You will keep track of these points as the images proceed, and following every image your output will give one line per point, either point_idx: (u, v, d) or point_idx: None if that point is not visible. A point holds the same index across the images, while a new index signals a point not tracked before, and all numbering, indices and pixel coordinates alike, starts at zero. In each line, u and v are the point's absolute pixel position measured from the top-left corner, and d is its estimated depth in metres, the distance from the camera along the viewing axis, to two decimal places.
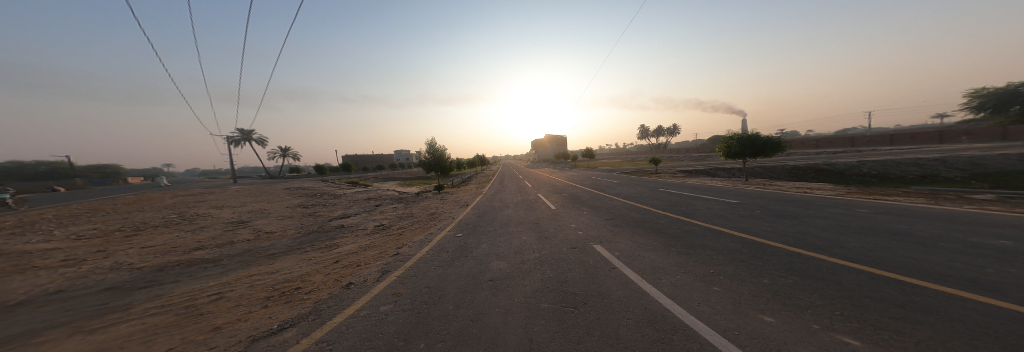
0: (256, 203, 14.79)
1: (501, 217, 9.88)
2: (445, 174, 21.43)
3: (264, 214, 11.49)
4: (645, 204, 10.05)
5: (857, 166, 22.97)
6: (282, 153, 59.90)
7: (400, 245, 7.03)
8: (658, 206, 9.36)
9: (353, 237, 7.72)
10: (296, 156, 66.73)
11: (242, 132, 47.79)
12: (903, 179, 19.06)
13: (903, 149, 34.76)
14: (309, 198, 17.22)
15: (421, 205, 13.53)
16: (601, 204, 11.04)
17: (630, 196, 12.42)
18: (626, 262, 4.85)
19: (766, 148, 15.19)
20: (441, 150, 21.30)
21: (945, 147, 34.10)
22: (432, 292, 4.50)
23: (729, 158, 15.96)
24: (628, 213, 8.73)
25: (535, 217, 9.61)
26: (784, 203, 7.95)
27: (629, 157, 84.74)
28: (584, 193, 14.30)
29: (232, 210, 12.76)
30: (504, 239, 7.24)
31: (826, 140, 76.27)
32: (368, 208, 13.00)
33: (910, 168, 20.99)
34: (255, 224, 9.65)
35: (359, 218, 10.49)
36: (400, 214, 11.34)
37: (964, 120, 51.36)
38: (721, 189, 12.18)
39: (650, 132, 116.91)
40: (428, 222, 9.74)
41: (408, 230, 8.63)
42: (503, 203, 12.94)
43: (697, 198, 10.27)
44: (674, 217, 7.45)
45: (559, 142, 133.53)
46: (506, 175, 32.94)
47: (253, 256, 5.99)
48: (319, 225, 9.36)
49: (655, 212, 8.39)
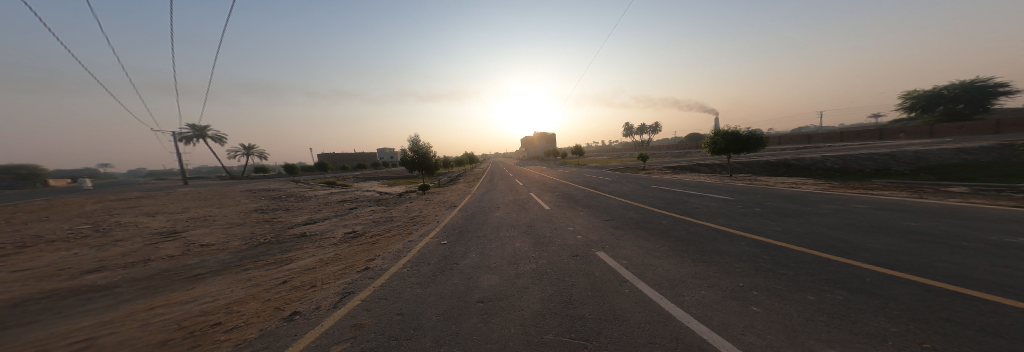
0: (205, 209, 12.87)
1: (489, 220, 9.07)
2: (426, 172, 20.15)
3: (209, 222, 9.83)
4: (640, 202, 9.63)
5: (822, 160, 24.35)
6: (246, 152, 55.15)
7: (372, 257, 5.95)
8: (655, 205, 8.93)
9: (313, 248, 6.50)
10: (262, 155, 61.50)
11: (197, 128, 43.25)
12: (861, 173, 20.36)
13: (853, 145, 37.79)
14: (271, 201, 15.38)
15: (401, 208, 12.30)
16: (594, 203, 10.52)
17: (622, 194, 12.00)
18: (639, 274, 4.30)
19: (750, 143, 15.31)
20: (422, 147, 19.92)
21: (890, 143, 37.44)
22: (403, 322, 3.59)
23: (714, 154, 16.08)
24: (626, 213, 8.19)
25: (526, 219, 8.86)
26: (782, 200, 7.72)
27: (609, 153, 86.54)
28: (575, 192, 13.78)
29: (172, 217, 10.94)
30: (494, 247, 6.41)
31: (785, 137, 82.09)
32: (339, 212, 11.57)
33: (868, 162, 22.49)
34: (192, 235, 8.09)
35: (326, 224, 9.15)
36: (376, 218, 10.09)
37: (901, 119, 56.98)
38: (712, 186, 12.05)
39: (628, 129, 120.26)
40: (407, 228, 8.62)
41: (383, 238, 7.51)
42: (491, 205, 12.05)
43: (692, 195, 9.97)
44: (676, 217, 6.98)
45: (541, 140, 133.97)
46: (491, 174, 31.91)
47: (169, 280, 4.86)
48: (274, 234, 7.99)
49: (654, 212, 7.90)
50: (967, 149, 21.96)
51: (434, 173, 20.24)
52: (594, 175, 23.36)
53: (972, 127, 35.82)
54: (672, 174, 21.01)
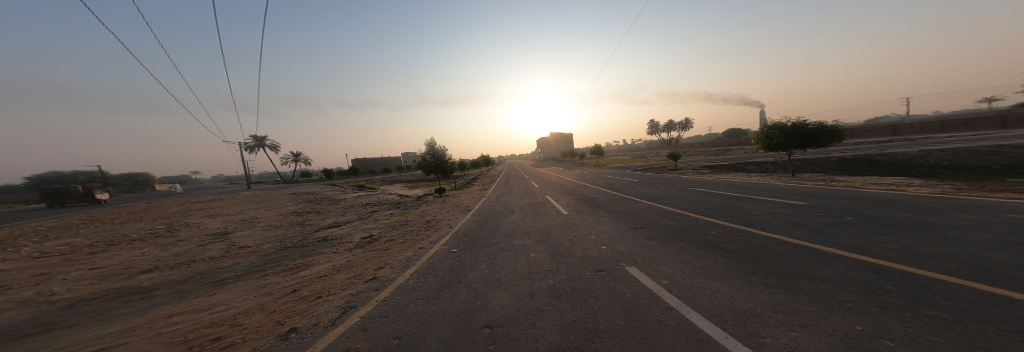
0: (249, 211, 13.89)
1: (506, 226, 8.40)
2: (441, 175, 20.21)
3: (248, 224, 10.45)
4: (679, 207, 8.28)
5: (914, 155, 20.03)
6: (297, 159, 61.20)
7: (381, 266, 5.65)
8: (697, 210, 7.56)
9: (330, 254, 6.41)
10: (308, 161, 67.46)
11: (257, 138, 48.88)
12: (972, 172, 16.25)
13: (954, 137, 30.86)
14: (306, 204, 16.30)
15: (417, 212, 12.22)
16: (624, 207, 9.36)
17: (656, 197, 10.60)
18: (688, 299, 3.26)
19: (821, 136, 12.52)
20: (437, 150, 20.08)
21: (1012, 132, 29.89)
22: (398, 349, 3.03)
23: (768, 151, 13.44)
24: (661, 220, 7.00)
25: (544, 225, 8.05)
26: (875, 207, 5.99)
27: (641, 153, 81.37)
28: (602, 194, 12.59)
29: (219, 219, 11.84)
30: (507, 257, 5.73)
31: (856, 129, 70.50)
32: (361, 215, 11.82)
33: (983, 156, 17.96)
34: (232, 237, 8.57)
35: (347, 228, 9.25)
36: (393, 222, 10.06)
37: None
38: (768, 187, 10.16)
39: (663, 127, 112.39)
40: (421, 232, 8.36)
41: (397, 244, 7.25)
42: (508, 209, 11.40)
43: (745, 199, 8.36)
44: (728, 226, 5.68)
45: (569, 141, 130.91)
46: (513, 176, 31.37)
47: (197, 284, 4.92)
48: (301, 238, 8.17)
49: (696, 219, 6.63)
50: None
51: (448, 175, 20.27)
52: (621, 175, 21.66)
53: None
54: (714, 174, 18.64)
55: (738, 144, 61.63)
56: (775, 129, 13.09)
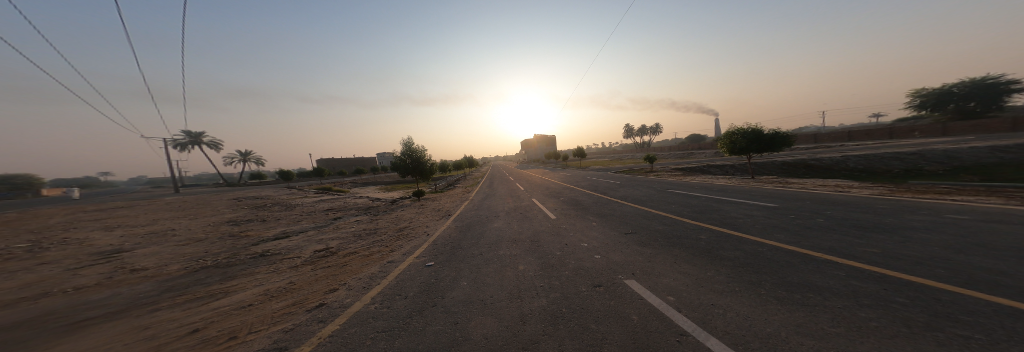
0: (174, 221, 11.57)
1: (487, 233, 7.70)
2: (419, 177, 18.72)
3: (165, 238, 8.51)
4: (662, 210, 8.28)
5: (843, 160, 22.84)
6: (243, 158, 54.37)
7: (334, 288, 4.59)
8: (683, 213, 7.54)
9: (265, 273, 5.13)
10: (257, 161, 60.16)
11: (192, 134, 42.48)
12: (887, 174, 18.89)
13: (865, 145, 36.21)
14: (252, 210, 14.11)
15: (390, 218, 10.97)
16: (608, 211, 9.16)
17: (637, 200, 10.64)
18: (700, 320, 2.89)
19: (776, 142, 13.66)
20: (414, 151, 18.60)
21: (907, 141, 35.77)
22: None
23: (733, 154, 14.34)
24: (649, 225, 6.82)
25: (529, 232, 7.49)
26: (842, 209, 6.33)
27: (610, 156, 85.03)
28: (583, 197, 12.42)
29: (128, 232, 9.61)
30: (492, 272, 5.03)
31: (790, 136, 80.40)
32: (320, 223, 10.28)
33: (894, 161, 20.94)
34: (133, 255, 6.77)
35: (297, 240, 7.81)
36: (357, 231, 8.77)
37: (910, 117, 55.39)
38: (738, 189, 10.67)
39: (629, 131, 118.78)
40: (392, 243, 7.26)
41: (358, 257, 6.15)
42: (490, 213, 10.67)
43: (722, 201, 8.59)
44: (718, 231, 5.61)
45: (542, 143, 132.84)
46: (491, 178, 30.51)
47: (44, 328, 3.50)
48: (228, 254, 6.63)
49: (685, 223, 6.54)
50: (1002, 145, 20.32)
51: (427, 177, 18.86)
52: (600, 178, 21.98)
53: (991, 124, 34.20)
54: (684, 176, 19.59)
55: (696, 149, 66.95)
56: (738, 135, 14.08)
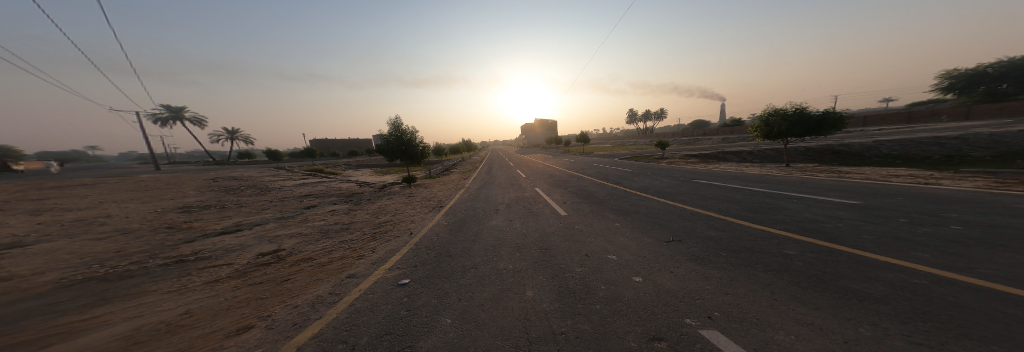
0: (122, 204, 9.95)
1: (485, 237, 6.12)
2: (407, 161, 16.94)
3: (89, 229, 6.90)
4: (702, 207, 6.65)
5: (872, 146, 21.07)
6: (232, 137, 52.30)
7: (247, 325, 3.01)
8: (731, 212, 5.88)
9: (162, 294, 3.58)
10: (247, 140, 57.34)
11: (171, 108, 40.14)
12: (925, 162, 17.17)
13: (887, 129, 34.12)
14: (220, 194, 12.48)
15: (371, 208, 9.39)
16: (630, 206, 7.55)
17: (661, 192, 8.97)
18: None
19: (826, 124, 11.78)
20: (400, 131, 16.69)
21: (930, 125, 33.80)
22: None
23: (767, 139, 12.58)
24: (694, 229, 5.17)
25: (538, 238, 5.91)
26: (960, 212, 4.67)
27: (613, 142, 82.93)
28: (594, 188, 10.80)
29: (54, 218, 7.99)
30: (491, 312, 3.43)
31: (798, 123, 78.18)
32: (288, 212, 8.72)
33: (931, 146, 19.17)
34: (22, 255, 5.17)
35: (247, 235, 6.25)
36: (328, 224, 7.29)
37: (928, 100, 52.97)
38: (781, 179, 9.00)
39: (632, 116, 115.10)
40: (364, 244, 5.72)
41: (310, 267, 4.59)
42: (486, 207, 9.03)
43: (773, 194, 6.90)
44: (807, 243, 3.93)
45: (541, 127, 130.05)
46: (489, 164, 28.69)
47: None
48: (144, 255, 5.05)
49: (744, 228, 4.89)
50: None
51: (416, 160, 17.06)
52: (608, 165, 20.24)
53: (1017, 108, 32.40)
54: (702, 164, 17.84)
55: (702, 135, 64.69)
56: (777, 116, 12.26)
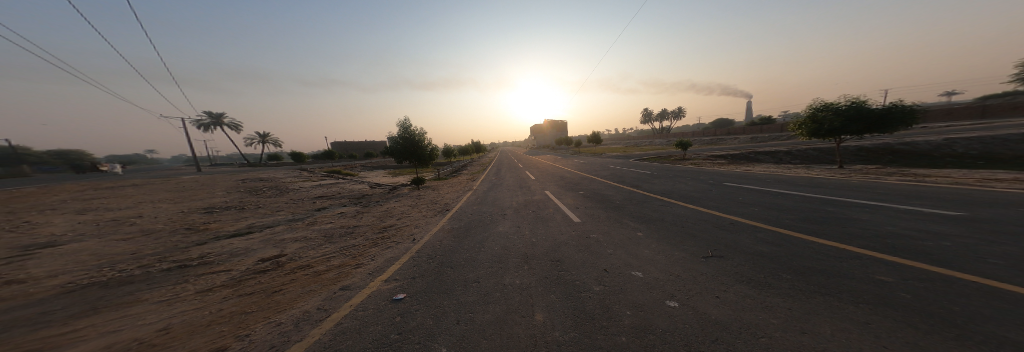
0: (153, 205, 10.40)
1: (490, 248, 5.68)
2: (418, 163, 16.89)
3: (116, 229, 7.11)
4: (742, 214, 5.79)
5: (937, 145, 18.55)
6: (263, 140, 55.50)
7: (222, 346, 2.70)
8: (781, 223, 5.00)
9: (150, 305, 3.36)
10: (275, 142, 60.81)
11: (213, 113, 43.39)
12: (1006, 163, 14.81)
13: (951, 126, 30.19)
14: (242, 195, 12.90)
15: (379, 211, 9.25)
16: (654, 212, 6.78)
17: (690, 196, 8.09)
18: None
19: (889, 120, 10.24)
20: (412, 133, 16.68)
21: (1005, 121, 29.57)
22: None
23: (816, 137, 11.19)
24: (737, 242, 4.38)
25: (547, 249, 5.36)
26: None
27: (631, 142, 80.06)
28: (613, 191, 10.04)
29: (91, 218, 8.38)
30: (494, 340, 2.92)
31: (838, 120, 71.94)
32: (298, 215, 8.81)
33: (1012, 144, 16.58)
34: (47, 257, 5.28)
35: (253, 239, 6.19)
36: (333, 228, 7.21)
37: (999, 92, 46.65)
38: (834, 183, 7.83)
39: (652, 115, 110.69)
40: (364, 251, 5.58)
41: (305, 276, 4.32)
42: (496, 212, 8.57)
43: (831, 201, 5.89)
44: (899, 268, 3.09)
45: (557, 127, 128.34)
46: (502, 165, 28.29)
47: None
48: (152, 259, 4.98)
49: (803, 242, 4.05)
50: None
51: (427, 161, 16.98)
52: (626, 166, 19.15)
53: None
54: (733, 165, 16.41)
55: (728, 134, 60.88)
56: (828, 112, 10.85)
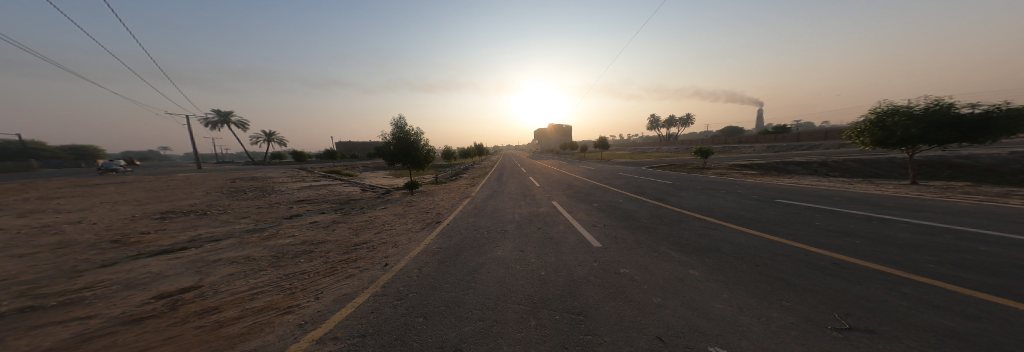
0: (110, 207, 9.16)
1: (483, 290, 4.17)
2: (414, 166, 15.57)
3: (31, 240, 5.79)
4: (834, 248, 4.14)
5: (994, 160, 16.53)
6: (268, 138, 55.56)
7: None
8: (922, 272, 3.29)
9: None
10: (280, 141, 60.73)
11: (218, 112, 43.40)
12: None
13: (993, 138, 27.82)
14: (218, 196, 11.66)
15: (357, 222, 7.84)
16: (698, 236, 5.17)
17: (736, 214, 6.46)
18: None
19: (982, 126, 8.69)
20: (407, 133, 15.39)
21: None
22: None
23: (881, 145, 9.73)
24: (876, 303, 2.74)
25: (567, 298, 3.78)
26: None
27: (639, 148, 77.66)
28: (633, 205, 8.45)
29: (22, 222, 7.14)
30: None
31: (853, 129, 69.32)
32: (261, 224, 7.44)
33: None
34: None
35: (176, 260, 4.75)
36: (289, 245, 5.78)
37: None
38: (934, 207, 6.05)
39: (661, 121, 107.99)
40: (311, 283, 4.11)
41: (195, 331, 2.84)
42: (494, 228, 7.01)
43: (966, 236, 4.16)
44: None
45: (564, 132, 126.70)
46: (504, 169, 26.62)
47: None
48: (14, 291, 3.58)
49: (1010, 317, 2.39)
50: None
51: (423, 164, 15.65)
52: (640, 174, 17.50)
53: None
54: (763, 176, 14.64)
55: (742, 142, 58.64)
56: (901, 116, 9.31)
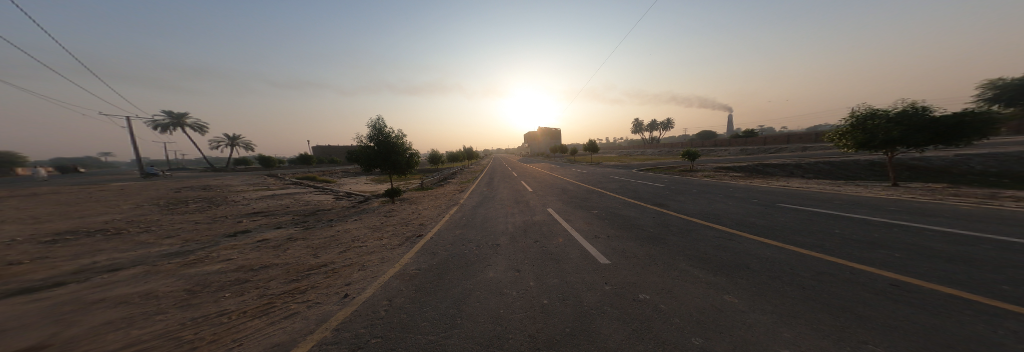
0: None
1: (470, 331, 3.17)
2: (390, 171, 14.19)
3: None
4: (878, 262, 3.49)
5: (955, 163, 17.43)
6: (232, 143, 51.22)
7: None
8: (1008, 292, 2.62)
9: None
10: (246, 146, 56.27)
11: (172, 114, 39.34)
12: None
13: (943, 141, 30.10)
14: (152, 210, 9.88)
15: (320, 238, 6.58)
16: (716, 251, 4.46)
17: (746, 221, 5.87)
18: None
19: (954, 129, 8.89)
20: (384, 135, 14.02)
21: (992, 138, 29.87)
22: None
23: (864, 149, 9.68)
24: (989, 345, 1.99)
25: (574, 341, 2.85)
26: None
27: (622, 152, 79.38)
28: (632, 212, 7.75)
29: None
30: None
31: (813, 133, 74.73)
32: (192, 245, 6.02)
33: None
34: None
35: (33, 307, 3.43)
36: (220, 272, 4.50)
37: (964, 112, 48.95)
38: (940, 210, 5.79)
39: (641, 125, 111.41)
40: (227, 333, 2.94)
41: None
42: (484, 242, 6.03)
43: (1017, 246, 3.64)
44: None
45: (548, 137, 127.49)
46: (491, 174, 25.58)
47: None
48: None
49: None
50: None
51: (401, 168, 14.28)
52: (630, 178, 17.11)
53: None
54: (752, 178, 14.57)
55: (717, 145, 61.18)
56: (881, 120, 9.34)
